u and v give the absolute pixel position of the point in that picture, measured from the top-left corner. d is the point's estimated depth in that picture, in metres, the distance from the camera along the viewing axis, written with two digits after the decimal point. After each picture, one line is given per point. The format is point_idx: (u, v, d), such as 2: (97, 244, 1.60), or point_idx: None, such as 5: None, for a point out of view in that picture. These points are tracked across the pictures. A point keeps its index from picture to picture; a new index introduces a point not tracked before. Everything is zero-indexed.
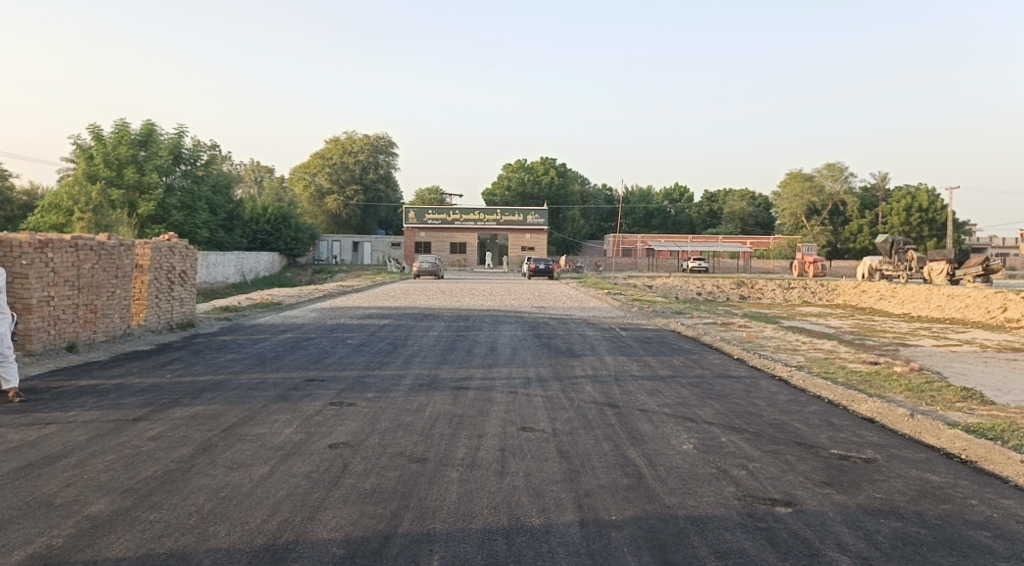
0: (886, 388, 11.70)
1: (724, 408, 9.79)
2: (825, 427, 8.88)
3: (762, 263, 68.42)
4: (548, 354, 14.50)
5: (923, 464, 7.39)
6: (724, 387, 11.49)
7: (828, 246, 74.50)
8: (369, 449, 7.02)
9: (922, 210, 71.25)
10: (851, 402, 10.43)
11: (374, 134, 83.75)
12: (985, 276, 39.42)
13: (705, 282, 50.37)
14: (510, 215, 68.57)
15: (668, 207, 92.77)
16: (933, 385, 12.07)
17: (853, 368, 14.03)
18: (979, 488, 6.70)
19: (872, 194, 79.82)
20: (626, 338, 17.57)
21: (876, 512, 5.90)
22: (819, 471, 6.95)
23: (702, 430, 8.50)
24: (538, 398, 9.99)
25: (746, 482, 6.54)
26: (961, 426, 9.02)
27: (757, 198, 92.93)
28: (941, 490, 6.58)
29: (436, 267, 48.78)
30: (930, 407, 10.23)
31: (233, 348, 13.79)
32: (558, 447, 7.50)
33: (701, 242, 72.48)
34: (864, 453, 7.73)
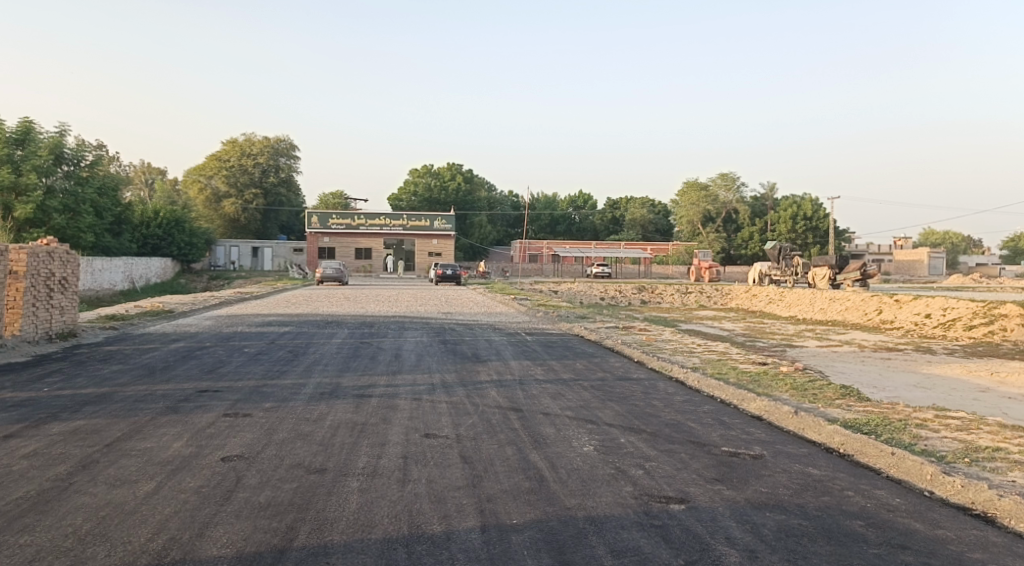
0: (773, 387, 12.30)
1: (623, 410, 10.03)
2: (717, 426, 9.25)
3: (661, 270, 70.87)
4: (453, 359, 14.50)
5: (805, 459, 7.80)
6: (624, 389, 11.78)
7: (722, 252, 77.52)
8: (265, 461, 6.81)
9: (807, 218, 76.21)
10: (741, 402, 10.88)
11: (274, 137, 81.75)
12: (863, 280, 42.04)
13: (608, 287, 51.43)
14: (416, 220, 68.03)
15: (573, 214, 94.57)
16: (815, 384, 12.78)
17: (743, 369, 14.72)
18: (855, 479, 7.14)
19: (762, 203, 84.11)
20: (530, 343, 17.72)
21: (762, 505, 6.19)
22: (710, 469, 7.24)
23: (602, 432, 8.69)
24: (441, 404, 9.94)
25: (643, 481, 6.74)
26: (840, 421, 9.60)
27: (657, 205, 96.13)
28: (821, 482, 6.97)
29: (341, 273, 47.91)
30: (812, 404, 10.85)
31: (119, 359, 13.06)
32: (461, 452, 7.51)
33: (604, 247, 74.17)
34: (752, 450, 8.10)
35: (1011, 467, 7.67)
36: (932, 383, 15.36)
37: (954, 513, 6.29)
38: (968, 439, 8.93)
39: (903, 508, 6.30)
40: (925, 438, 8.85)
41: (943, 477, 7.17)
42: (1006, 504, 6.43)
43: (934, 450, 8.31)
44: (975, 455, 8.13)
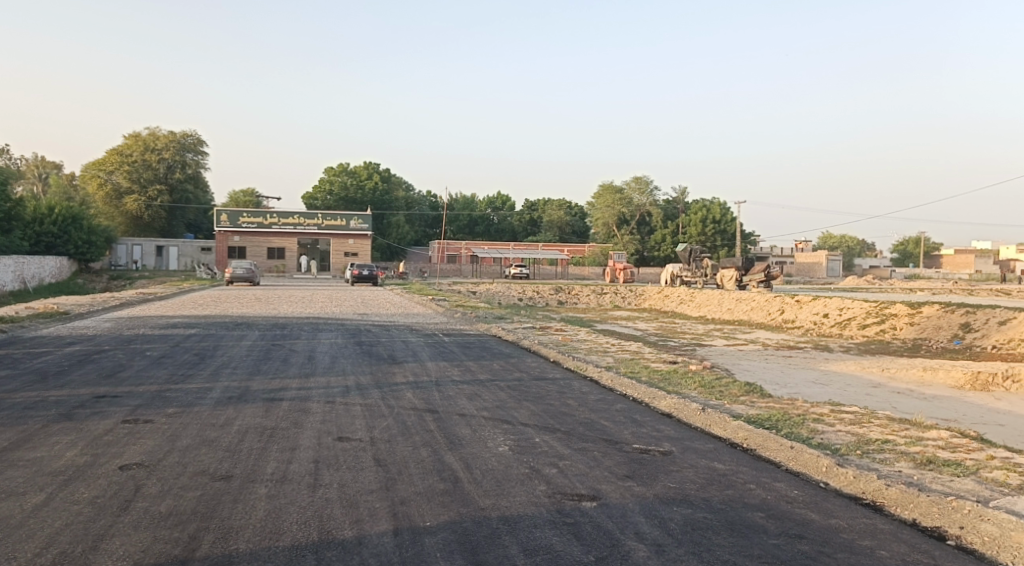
0: (683, 385, 12.67)
1: (538, 410, 10.13)
2: (629, 424, 9.46)
3: (577, 270, 71.91)
4: (368, 361, 14.31)
5: (711, 454, 8.07)
6: (539, 389, 11.89)
7: (636, 254, 78.90)
8: (166, 469, 6.54)
9: (715, 222, 79.24)
10: (652, 400, 11.16)
11: (181, 131, 78.41)
12: (767, 282, 43.90)
13: (526, 288, 51.80)
14: (331, 220, 66.66)
15: (491, 215, 94.78)
16: (722, 382, 13.25)
17: (654, 367, 15.12)
18: (757, 473, 7.44)
19: (673, 207, 86.74)
20: (447, 344, 17.66)
21: (670, 500, 6.37)
22: (621, 465, 7.40)
23: (517, 431, 8.75)
24: (355, 406, 9.78)
25: (556, 480, 6.82)
26: (743, 417, 9.98)
27: (574, 208, 97.69)
28: (726, 476, 7.24)
29: (252, 274, 46.50)
30: (719, 401, 11.25)
31: (6, 364, 12.25)
32: (375, 455, 7.41)
33: (522, 249, 74.75)
34: (662, 446, 8.32)
35: (898, 458, 8.17)
36: (830, 380, 16.17)
37: (847, 503, 6.64)
38: (860, 432, 9.44)
39: (800, 500, 6.61)
40: (821, 432, 9.31)
41: (837, 468, 7.56)
42: (893, 493, 6.84)
43: (829, 443, 8.76)
44: (866, 447, 8.60)
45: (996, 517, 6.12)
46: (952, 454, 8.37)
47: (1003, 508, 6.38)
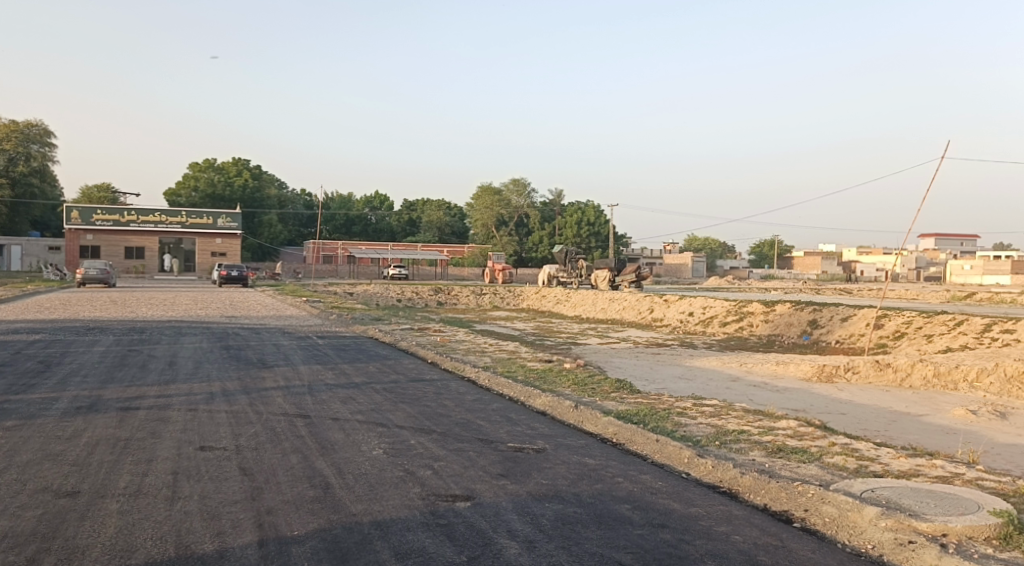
0: (557, 383, 12.95)
1: (414, 411, 10.06)
2: (504, 422, 9.57)
3: (456, 270, 71.94)
4: (236, 365, 13.70)
5: (582, 450, 8.29)
6: (416, 391, 11.79)
7: (514, 255, 79.20)
8: (1, 487, 5.98)
9: (590, 224, 81.60)
10: (528, 398, 11.34)
11: (24, 121, 72.40)
12: (637, 282, 45.67)
13: (404, 288, 51.27)
14: (196, 218, 63.30)
15: (368, 215, 92.96)
16: (594, 379, 13.65)
17: (530, 366, 15.37)
18: (625, 466, 7.71)
19: (550, 209, 88.55)
20: (321, 347, 17.20)
21: (542, 497, 6.48)
22: (496, 464, 7.46)
23: (392, 434, 8.64)
24: (221, 413, 9.33)
25: (430, 481, 6.78)
26: (614, 413, 10.31)
27: (453, 208, 97.74)
28: (595, 471, 7.44)
29: (107, 274, 43.49)
30: (591, 398, 11.58)
31: None
32: (240, 464, 7.10)
33: (400, 249, 74.00)
34: (535, 444, 8.46)
35: (752, 447, 8.70)
36: (694, 375, 17.02)
37: (705, 491, 7.01)
38: (719, 423, 9.98)
39: (664, 490, 6.91)
40: (685, 425, 9.77)
41: (698, 459, 7.96)
42: (748, 481, 7.27)
43: (692, 435, 9.21)
44: (724, 438, 9.11)
45: (836, 499, 6.63)
46: (799, 442, 9.01)
47: (842, 490, 6.94)
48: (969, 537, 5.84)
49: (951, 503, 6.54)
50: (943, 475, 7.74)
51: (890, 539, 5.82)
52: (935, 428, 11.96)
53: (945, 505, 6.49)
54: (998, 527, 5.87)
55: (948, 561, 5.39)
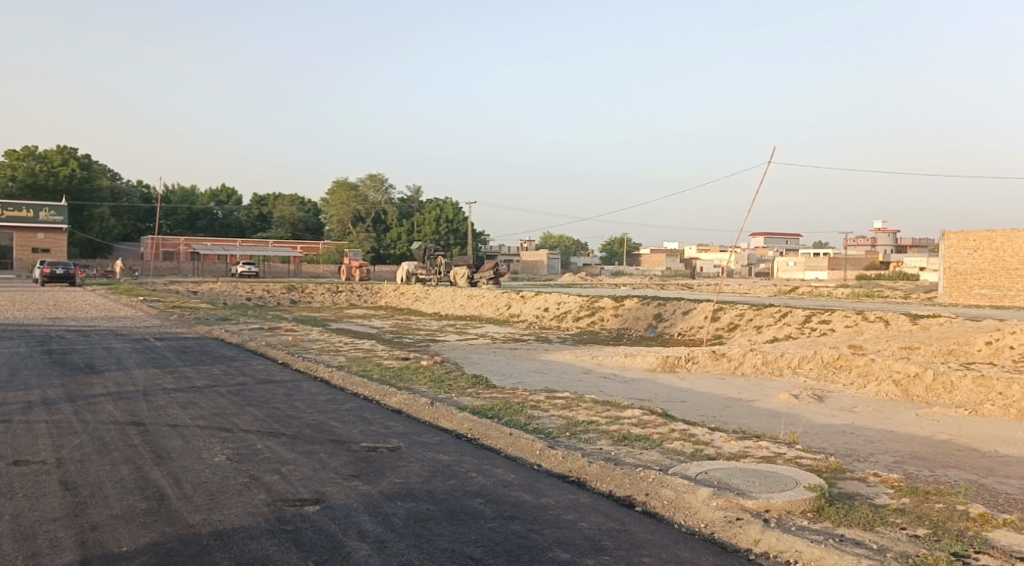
0: (413, 381, 12.87)
1: (262, 414, 9.64)
2: (357, 422, 9.37)
3: (311, 268, 69.54)
4: (60, 371, 12.54)
5: (436, 447, 8.28)
6: (264, 393, 11.31)
7: (372, 252, 77.79)
8: None
9: (448, 221, 81.87)
10: (383, 397, 11.19)
11: None
12: (496, 279, 46.28)
13: (254, 286, 49.00)
14: (14, 210, 57.40)
15: (214, 209, 88.07)
16: (450, 375, 13.69)
17: (386, 364, 15.16)
18: (478, 461, 7.78)
19: (408, 205, 87.79)
20: (160, 349, 16.09)
21: (394, 496, 6.41)
22: (347, 466, 7.29)
23: (237, 439, 8.23)
24: (38, 425, 8.50)
25: (276, 486, 6.53)
26: (468, 408, 10.37)
27: (307, 204, 94.60)
28: (450, 467, 7.46)
29: None
30: (447, 394, 11.60)
31: None
32: (62, 478, 6.52)
33: (250, 246, 70.75)
34: (389, 442, 8.36)
35: (600, 436, 9.04)
36: (548, 369, 17.47)
37: (555, 481, 7.21)
38: (570, 415, 10.30)
39: (516, 483, 7.04)
40: (537, 417, 10.00)
41: (549, 450, 8.17)
42: (594, 469, 7.54)
43: (543, 427, 9.45)
44: (575, 429, 9.41)
45: (673, 482, 7.03)
46: (643, 430, 9.47)
47: (679, 473, 7.36)
48: (788, 511, 6.38)
49: (773, 481, 7.11)
50: (768, 455, 8.41)
51: (720, 518, 6.24)
52: (763, 412, 12.98)
53: (769, 483, 7.06)
54: (811, 500, 6.46)
55: (770, 533, 5.85)
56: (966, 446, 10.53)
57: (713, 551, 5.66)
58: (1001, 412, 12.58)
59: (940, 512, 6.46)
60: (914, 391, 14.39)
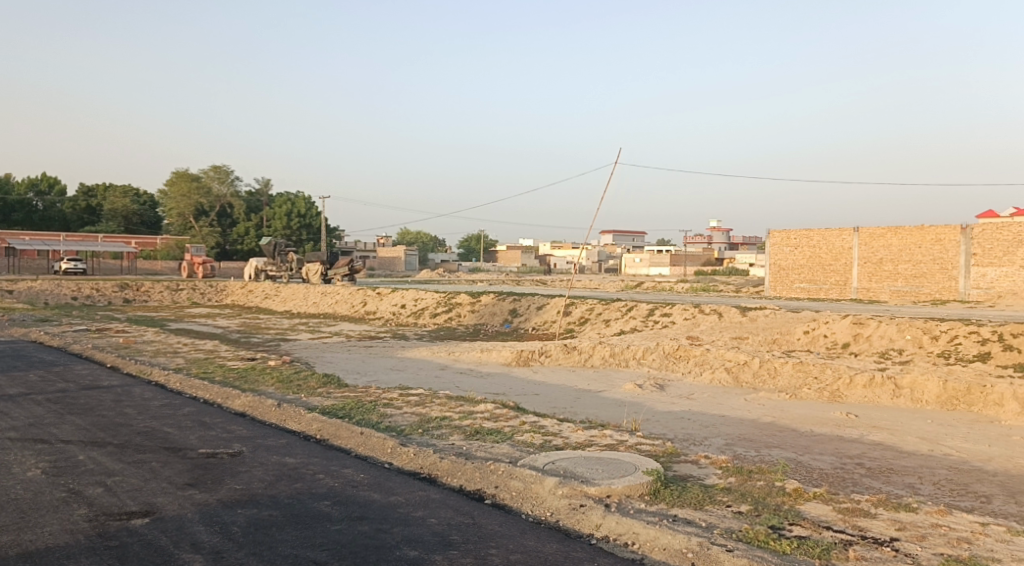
0: (259, 382, 12.35)
1: (87, 423, 8.89)
2: (196, 428, 8.87)
3: (149, 263, 65.00)
4: None
5: (283, 449, 7.99)
6: (90, 399, 10.43)
7: (216, 247, 73.82)
8: None
9: (300, 216, 79.36)
10: (226, 400, 10.65)
11: None
12: (351, 275, 45.23)
13: (82, 284, 45.09)
14: None
15: (34, 200, 80.16)
16: (300, 375, 13.25)
17: (230, 365, 14.43)
18: (326, 462, 7.58)
19: (257, 199, 84.00)
20: None
21: (234, 503, 6.12)
22: (183, 474, 6.88)
23: (56, 451, 7.54)
24: None
25: (101, 500, 6.05)
26: (318, 409, 10.07)
27: (143, 196, 87.68)
28: (295, 470, 7.22)
29: None
30: (296, 395, 11.22)
31: None
32: None
33: (77, 241, 65.11)
34: (230, 447, 7.97)
35: (452, 432, 9.07)
36: (404, 365, 17.32)
37: (405, 479, 7.17)
38: (423, 411, 10.27)
39: (365, 482, 6.92)
40: (390, 415, 9.89)
41: (400, 448, 8.09)
42: (446, 465, 7.55)
43: (396, 425, 9.35)
44: (427, 425, 9.38)
45: (522, 474, 7.17)
46: (494, 424, 9.60)
47: (527, 465, 7.53)
48: (628, 495, 6.69)
49: (615, 467, 7.45)
50: (612, 443, 8.78)
51: (565, 505, 6.45)
52: (610, 402, 13.54)
53: (611, 470, 7.38)
54: (648, 484, 6.82)
55: (610, 518, 6.12)
56: (787, 427, 11.50)
57: (558, 538, 5.84)
58: (816, 394, 13.82)
59: (761, 489, 7.02)
60: (743, 377, 15.53)
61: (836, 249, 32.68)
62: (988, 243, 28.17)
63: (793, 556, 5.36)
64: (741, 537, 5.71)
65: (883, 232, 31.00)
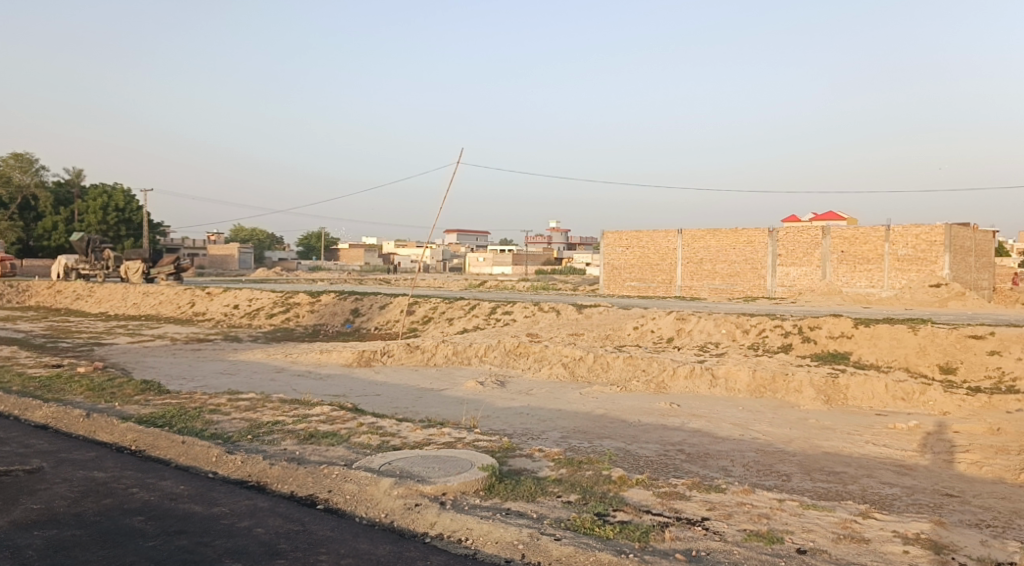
0: (66, 391, 11.26)
1: None
2: None
3: None
4: None
5: (91, 463, 7.35)
6: None
7: (17, 242, 66.46)
8: None
9: (118, 209, 73.49)
10: (25, 412, 9.61)
11: None
12: (176, 274, 42.33)
13: None
14: None
15: None
16: (115, 382, 12.23)
17: (32, 373, 13.03)
18: (142, 474, 7.06)
19: (66, 190, 76.00)
20: None
21: (31, 524, 5.56)
22: None
23: None
24: None
25: None
26: (134, 418, 9.34)
27: None
28: (106, 484, 6.67)
29: None
30: (108, 404, 10.34)
31: None
32: None
33: None
34: (29, 464, 7.23)
35: (284, 436, 8.74)
36: (236, 369, 16.45)
37: (231, 488, 6.82)
38: (253, 417, 9.81)
39: (186, 494, 6.52)
40: (216, 422, 9.37)
41: (226, 456, 7.68)
42: (276, 471, 7.26)
43: (223, 431, 8.87)
44: (257, 431, 8.97)
45: (356, 475, 7.03)
46: (330, 426, 9.36)
47: (362, 467, 7.40)
48: (463, 491, 6.76)
49: (451, 465, 7.50)
50: (449, 441, 8.82)
51: (399, 505, 6.40)
52: (451, 400, 13.60)
53: (446, 467, 7.41)
54: (483, 479, 6.92)
55: (445, 515, 6.14)
56: (617, 418, 12.09)
57: (390, 540, 5.79)
58: (644, 387, 14.63)
59: (589, 479, 7.34)
60: (579, 372, 16.15)
61: (662, 250, 34.78)
62: (791, 245, 31.05)
63: (616, 540, 5.65)
64: (569, 526, 5.93)
65: (703, 235, 33.36)
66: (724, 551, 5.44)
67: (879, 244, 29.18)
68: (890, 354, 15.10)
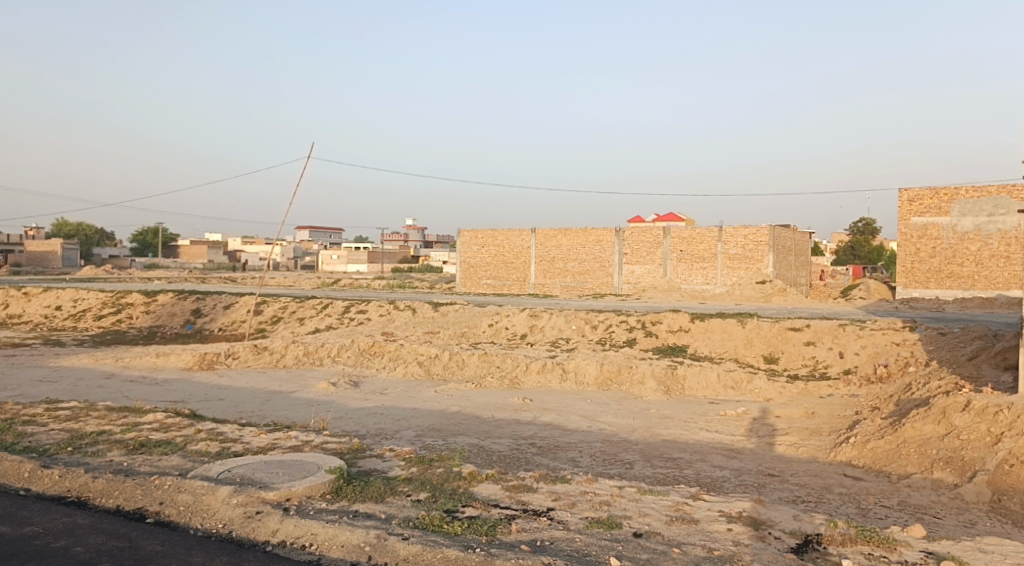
0: None
1: None
2: None
3: None
4: None
5: None
6: None
7: None
8: None
9: None
10: None
11: None
12: None
13: None
14: None
15: None
16: None
17: None
18: None
19: None
20: None
21: None
22: None
23: None
24: None
25: None
26: None
27: None
28: None
29: None
30: None
31: None
32: None
33: None
34: None
35: (110, 447, 8.09)
36: (59, 376, 15.09)
37: (47, 506, 6.25)
38: (76, 427, 9.03)
39: None
40: (31, 434, 8.52)
41: (41, 470, 7.01)
42: (100, 485, 6.72)
43: (39, 444, 8.09)
44: (79, 442, 8.26)
45: (191, 485, 6.62)
46: (164, 434, 8.78)
47: (199, 476, 6.99)
48: (308, 496, 6.55)
49: (296, 469, 7.25)
50: (295, 445, 8.54)
51: (239, 514, 6.09)
52: (301, 402, 13.17)
53: (291, 472, 7.15)
54: (330, 482, 6.75)
55: (288, 521, 5.90)
56: (471, 415, 12.19)
57: (228, 551, 5.51)
58: (498, 383, 14.84)
59: (439, 476, 7.33)
60: (434, 370, 16.12)
61: (516, 248, 35.43)
62: (636, 244, 32.58)
63: (464, 536, 5.68)
64: (417, 524, 5.89)
65: (555, 234, 34.30)
66: (566, 540, 5.61)
67: (713, 244, 31.25)
68: (723, 346, 16.20)
